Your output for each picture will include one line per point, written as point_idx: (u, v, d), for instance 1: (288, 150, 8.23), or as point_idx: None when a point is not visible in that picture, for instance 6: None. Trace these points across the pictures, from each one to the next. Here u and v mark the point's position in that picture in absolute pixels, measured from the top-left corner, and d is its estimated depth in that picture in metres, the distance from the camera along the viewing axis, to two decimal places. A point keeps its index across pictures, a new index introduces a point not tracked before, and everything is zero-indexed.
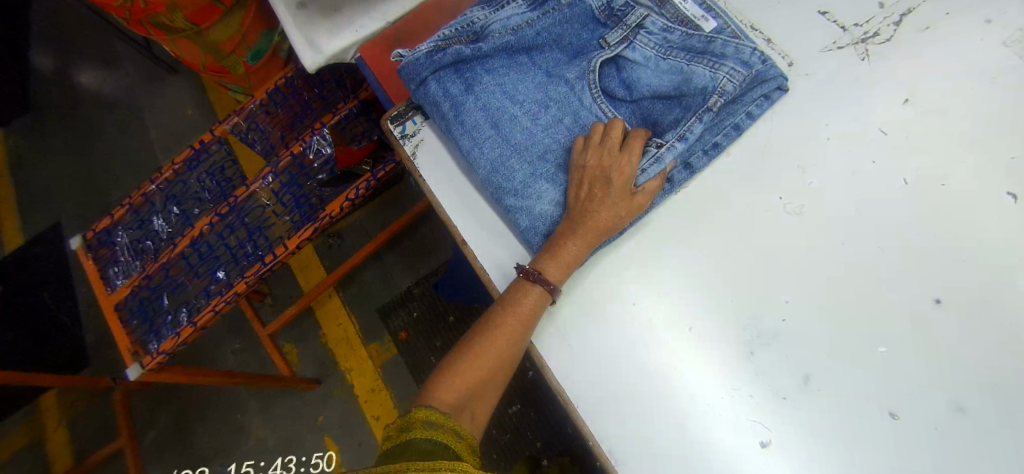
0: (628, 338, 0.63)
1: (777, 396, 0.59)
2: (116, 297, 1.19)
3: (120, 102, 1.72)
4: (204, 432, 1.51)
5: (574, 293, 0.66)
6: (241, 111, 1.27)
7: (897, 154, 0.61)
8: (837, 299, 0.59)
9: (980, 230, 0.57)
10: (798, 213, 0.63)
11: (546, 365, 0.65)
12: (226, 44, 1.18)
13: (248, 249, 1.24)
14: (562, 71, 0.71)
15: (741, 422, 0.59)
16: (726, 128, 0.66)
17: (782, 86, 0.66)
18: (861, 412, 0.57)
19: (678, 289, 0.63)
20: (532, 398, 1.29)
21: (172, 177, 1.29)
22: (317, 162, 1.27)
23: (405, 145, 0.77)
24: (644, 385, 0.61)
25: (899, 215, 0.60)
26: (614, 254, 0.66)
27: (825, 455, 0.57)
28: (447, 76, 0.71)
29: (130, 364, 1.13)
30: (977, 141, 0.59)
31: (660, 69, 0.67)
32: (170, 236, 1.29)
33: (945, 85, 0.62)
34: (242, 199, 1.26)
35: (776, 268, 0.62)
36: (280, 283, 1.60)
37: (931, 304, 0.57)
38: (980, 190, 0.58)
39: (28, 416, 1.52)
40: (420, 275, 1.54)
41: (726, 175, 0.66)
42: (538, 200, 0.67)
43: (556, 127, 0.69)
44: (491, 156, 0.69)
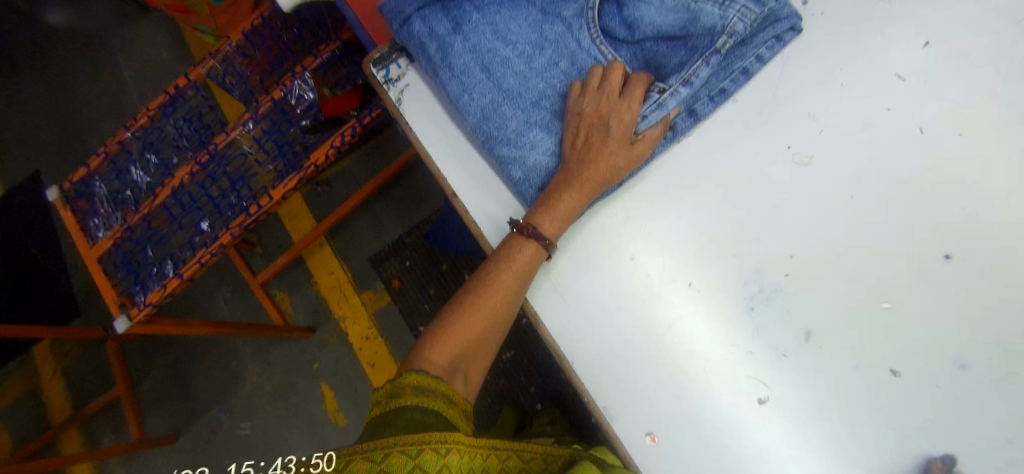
0: (626, 294, 0.61)
1: (777, 352, 0.57)
2: (98, 250, 1.16)
3: (92, 44, 1.63)
4: (199, 381, 1.52)
5: (570, 248, 0.63)
6: (216, 53, 1.21)
7: (913, 101, 0.58)
8: (841, 255, 0.57)
9: (997, 182, 0.54)
10: (806, 164, 0.59)
11: (542, 322, 0.63)
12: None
13: (232, 199, 1.19)
14: (558, 8, 0.65)
15: (739, 378, 0.58)
16: (733, 73, 0.62)
17: (794, 27, 0.61)
18: (860, 369, 0.56)
19: (678, 243, 0.61)
20: (525, 347, 1.29)
21: (148, 123, 1.23)
22: (299, 107, 1.22)
23: (389, 90, 0.72)
24: (641, 341, 0.60)
25: (910, 166, 0.57)
26: (611, 207, 0.63)
27: (823, 410, 0.56)
28: (433, 14, 0.66)
29: (117, 318, 1.10)
30: (1000, 86, 0.55)
31: (665, 6, 0.61)
32: (150, 186, 1.24)
33: (969, 25, 0.57)
34: (222, 146, 1.20)
35: (781, 222, 0.59)
36: (268, 233, 1.57)
37: (938, 260, 0.55)
38: (1000, 139, 0.55)
39: (21, 368, 1.52)
40: (411, 224, 1.51)
41: (732, 123, 0.62)
42: (532, 150, 0.63)
43: (552, 70, 0.64)
44: (482, 102, 0.64)
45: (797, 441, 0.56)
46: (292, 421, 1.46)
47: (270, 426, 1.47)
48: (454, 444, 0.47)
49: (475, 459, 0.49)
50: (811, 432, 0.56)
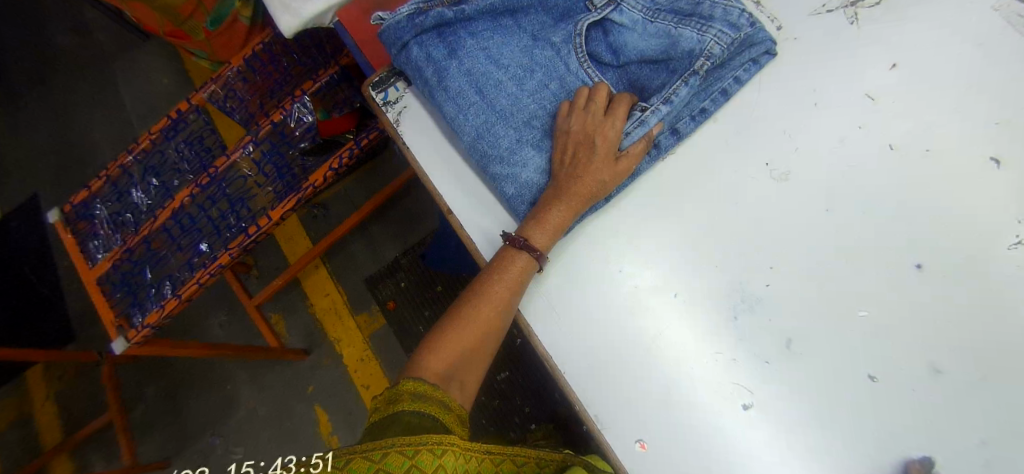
0: (615, 305, 0.63)
1: (760, 359, 0.60)
2: (98, 271, 1.17)
3: (93, 72, 1.66)
4: (193, 404, 1.51)
5: (561, 261, 0.65)
6: (217, 78, 1.24)
7: (882, 119, 0.61)
8: (819, 265, 0.60)
9: (962, 195, 0.58)
10: (784, 179, 0.63)
11: (534, 332, 0.65)
12: (182, 6, 1.13)
13: (231, 220, 1.22)
14: (548, 34, 0.69)
15: (724, 385, 0.60)
16: (713, 94, 0.65)
17: (769, 51, 0.65)
18: (840, 374, 0.58)
19: (664, 255, 0.63)
20: (520, 366, 1.31)
21: (149, 147, 1.26)
22: (298, 130, 1.25)
23: (387, 112, 0.75)
24: (629, 350, 0.62)
25: (882, 180, 0.60)
26: (599, 221, 0.66)
27: (805, 415, 0.58)
28: (429, 40, 0.69)
29: (114, 339, 1.11)
30: (962, 105, 0.59)
31: (647, 32, 0.66)
32: (149, 209, 1.26)
33: (933, 49, 0.61)
34: (222, 169, 1.23)
35: (761, 234, 0.62)
36: (264, 255, 1.59)
37: (911, 269, 0.58)
38: (964, 155, 0.58)
39: (14, 392, 1.52)
40: (407, 246, 1.53)
41: (714, 141, 0.65)
42: (524, 168, 0.66)
43: (542, 92, 0.68)
44: (476, 122, 0.67)
45: (781, 445, 0.58)
46: (287, 442, 1.46)
47: (264, 449, 1.46)
48: (449, 446, 0.49)
49: (471, 461, 0.51)
50: (795, 437, 0.58)
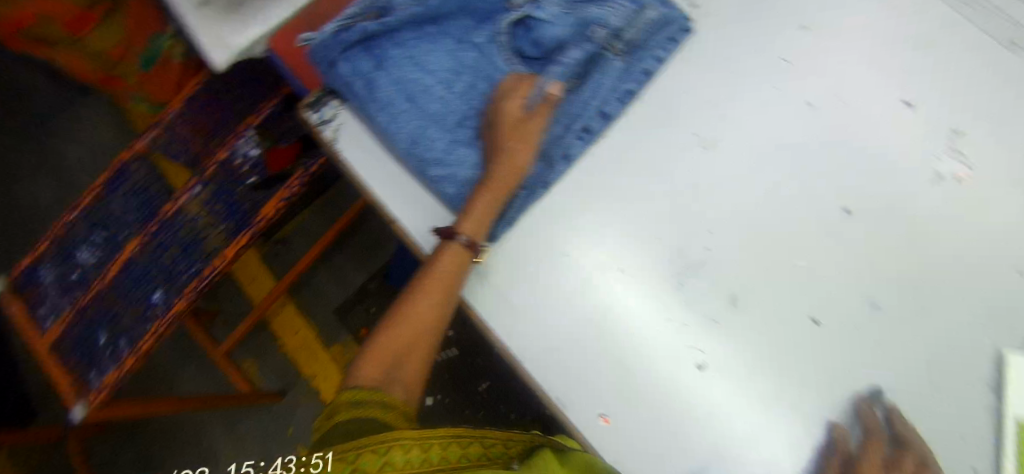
0: (565, 288, 0.64)
1: (710, 320, 0.61)
2: (51, 337, 1.13)
3: (23, 132, 1.61)
4: (169, 463, 1.45)
5: (507, 252, 0.66)
6: (158, 122, 1.23)
7: (796, 79, 0.66)
8: (758, 222, 0.63)
9: (874, 141, 0.63)
10: (713, 147, 0.65)
11: (486, 324, 0.65)
12: (112, 51, 1.11)
13: (184, 265, 1.17)
14: (471, 36, 0.71)
15: (679, 350, 0.61)
16: (637, 73, 0.68)
17: (683, 28, 0.68)
18: (788, 322, 0.60)
19: (608, 233, 0.65)
20: (499, 375, 1.30)
21: (93, 203, 1.22)
22: (245, 166, 1.22)
23: (324, 130, 0.75)
24: (584, 329, 0.63)
25: (801, 134, 0.64)
26: (541, 208, 0.66)
27: (761, 365, 0.60)
28: (356, 54, 0.70)
29: (73, 405, 1.09)
30: (862, 62, 0.65)
31: (565, 22, 0.67)
32: (97, 265, 1.20)
33: (829, 14, 0.67)
34: (170, 215, 1.19)
35: (701, 202, 0.64)
36: (228, 299, 1.55)
37: (841, 214, 0.62)
38: (868, 105, 0.64)
39: None
40: (372, 271, 1.52)
41: (643, 118, 0.68)
42: (461, 166, 0.67)
43: (470, 93, 0.69)
44: (409, 129, 0.68)
45: (740, 400, 0.59)
46: None
47: None
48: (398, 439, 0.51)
49: (429, 450, 0.52)
50: (753, 387, 0.59)
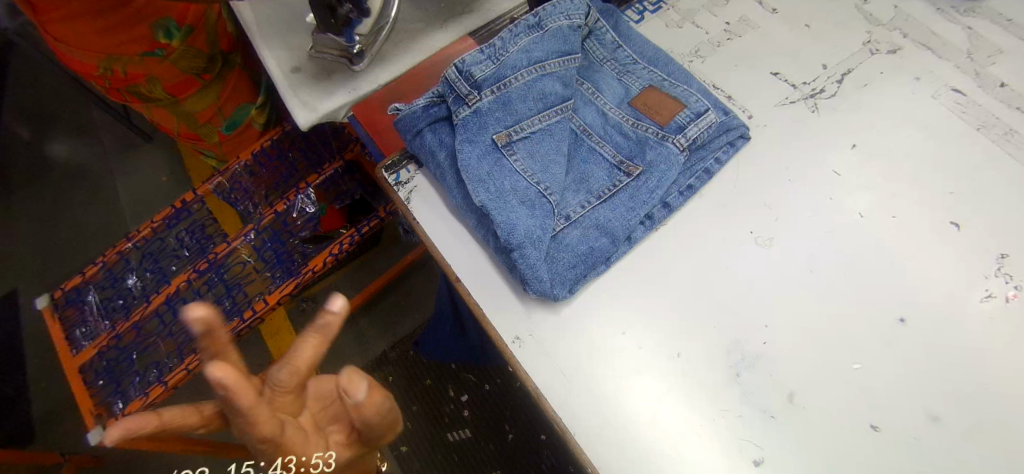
0: (744, 417, 0.62)
1: (896, 318, 0.64)
2: (81, 359, 1.14)
3: (99, 184, 1.72)
4: None
5: (613, 398, 0.64)
6: (225, 170, 1.30)
7: (846, 214, 0.70)
8: (846, 321, 0.65)
9: (920, 213, 0.69)
10: (768, 244, 0.69)
11: (667, 445, 0.62)
12: (201, 114, 1.26)
13: (227, 304, 1.22)
14: (579, 146, 0.75)
15: (910, 441, 0.59)
16: (698, 172, 0.74)
17: (743, 135, 0.75)
18: (923, 354, 0.62)
19: (722, 378, 0.64)
20: (525, 418, 1.32)
21: (150, 234, 1.28)
22: (299, 220, 1.29)
23: (399, 192, 0.78)
24: (818, 426, 0.61)
25: (856, 246, 0.68)
26: (624, 360, 0.65)
27: (944, 388, 0.61)
28: (467, 129, 0.73)
29: (92, 428, 1.06)
30: (814, 133, 0.75)
31: (683, 178, 0.73)
32: (143, 293, 1.26)
33: (750, 50, 0.82)
34: (222, 255, 1.26)
35: (831, 348, 0.64)
36: (249, 350, 1.52)
37: (980, 279, 0.65)
38: (901, 193, 0.70)
39: (47, 398, 1.45)
40: (396, 339, 1.47)
41: (700, 213, 0.72)
42: (552, 286, 0.66)
43: (592, 193, 0.72)
44: (568, 274, 0.68)
45: (980, 456, 0.58)
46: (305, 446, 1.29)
47: None
48: None
49: None
50: (970, 434, 0.59)
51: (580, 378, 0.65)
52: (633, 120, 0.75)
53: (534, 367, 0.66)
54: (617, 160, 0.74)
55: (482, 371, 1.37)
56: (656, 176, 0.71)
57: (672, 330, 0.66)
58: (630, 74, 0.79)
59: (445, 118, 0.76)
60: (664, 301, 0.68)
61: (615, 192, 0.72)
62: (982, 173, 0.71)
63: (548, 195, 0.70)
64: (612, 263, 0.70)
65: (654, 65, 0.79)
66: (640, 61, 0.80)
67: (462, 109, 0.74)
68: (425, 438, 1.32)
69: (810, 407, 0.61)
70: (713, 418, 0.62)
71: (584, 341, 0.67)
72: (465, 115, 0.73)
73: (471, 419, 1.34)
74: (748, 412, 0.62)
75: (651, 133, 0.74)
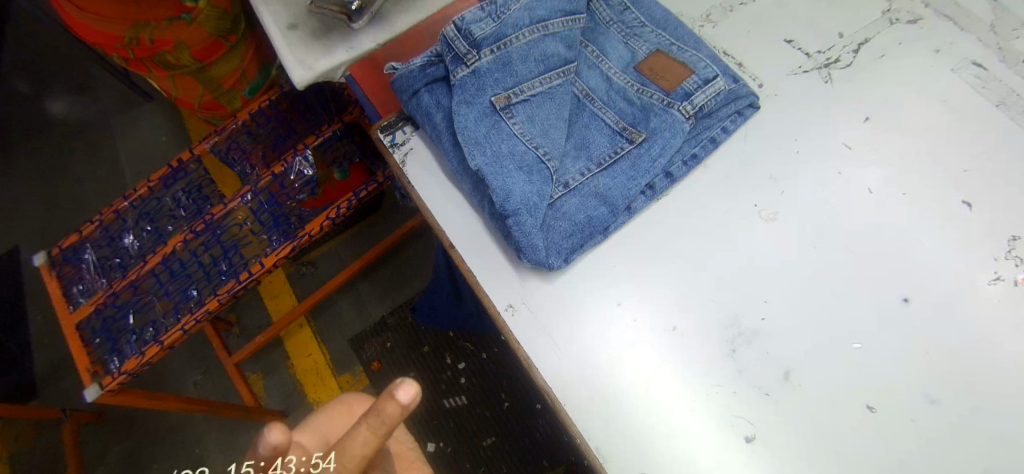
0: (739, 392, 0.61)
1: (900, 297, 0.62)
2: (79, 315, 1.14)
3: (97, 142, 1.70)
4: (206, 387, 1.44)
5: (607, 370, 0.63)
6: (222, 130, 1.28)
7: (854, 189, 0.68)
8: (847, 300, 0.63)
9: (932, 190, 0.66)
10: (771, 218, 0.67)
11: (659, 417, 0.61)
12: (226, 79, 1.26)
13: (223, 266, 1.21)
14: (580, 112, 0.73)
15: (905, 423, 0.58)
16: (703, 141, 0.71)
17: (753, 104, 0.72)
18: (924, 334, 0.61)
19: (718, 352, 0.62)
20: (519, 389, 1.32)
21: (147, 194, 1.27)
22: (298, 182, 1.27)
23: (395, 154, 0.76)
24: (813, 404, 0.60)
25: (862, 222, 0.66)
26: (619, 331, 0.64)
27: (943, 370, 0.59)
28: (466, 90, 0.70)
29: (87, 386, 1.06)
30: (827, 104, 0.72)
31: (688, 148, 0.71)
32: (140, 252, 1.25)
33: (764, 16, 0.79)
34: (219, 216, 1.24)
35: (830, 326, 0.62)
36: (247, 311, 1.52)
37: (990, 259, 0.62)
38: (914, 169, 0.67)
39: (47, 354, 1.46)
40: (395, 305, 1.47)
41: (703, 184, 0.70)
42: (547, 254, 0.65)
43: (592, 160, 0.70)
44: (565, 243, 0.66)
45: (976, 439, 0.57)
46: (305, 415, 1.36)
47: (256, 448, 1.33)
48: None
49: None
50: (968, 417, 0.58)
51: (573, 349, 0.64)
52: (638, 86, 0.72)
53: (526, 336, 0.65)
54: (619, 127, 0.71)
55: (479, 340, 1.37)
56: (660, 144, 0.69)
57: (668, 303, 0.65)
58: (637, 37, 0.75)
59: (444, 78, 0.74)
60: (662, 273, 0.66)
61: (616, 160, 0.69)
62: (999, 152, 0.67)
63: (547, 161, 0.68)
64: (610, 233, 0.68)
65: (663, 28, 0.76)
66: (647, 24, 0.76)
67: (460, 69, 0.71)
68: (421, 403, 1.33)
69: (805, 385, 0.60)
70: (706, 393, 0.61)
71: (577, 312, 0.65)
72: (464, 75, 0.70)
73: (468, 386, 1.34)
74: (742, 388, 0.61)
75: (656, 100, 0.71)
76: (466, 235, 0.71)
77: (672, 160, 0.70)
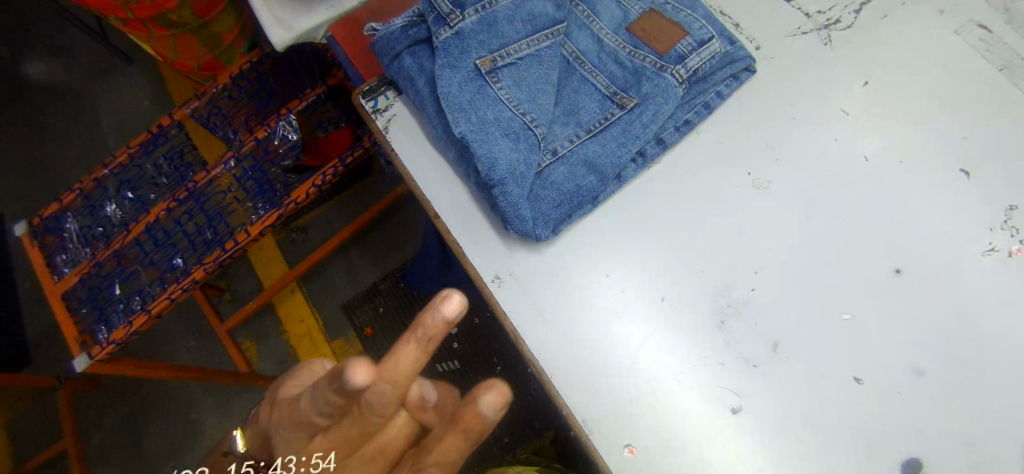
0: (727, 363, 0.60)
1: (892, 269, 0.61)
2: (63, 285, 1.12)
3: (76, 107, 1.64)
4: (199, 355, 1.44)
5: (595, 341, 0.62)
6: (202, 94, 1.23)
7: (850, 158, 0.66)
8: (839, 270, 0.62)
9: (929, 159, 0.64)
10: (765, 187, 0.66)
11: (647, 388, 0.60)
12: (226, 35, 1.23)
13: (209, 235, 1.18)
14: (570, 76, 0.70)
15: (891, 393, 0.58)
16: (697, 106, 0.69)
17: (749, 67, 0.69)
18: (914, 306, 0.60)
19: (707, 323, 0.62)
20: (507, 353, 1.32)
21: (127, 160, 1.23)
22: (282, 148, 1.23)
23: (377, 120, 0.73)
24: (800, 375, 0.59)
25: (856, 192, 0.64)
26: (607, 302, 0.63)
27: (932, 341, 0.59)
28: (449, 53, 0.67)
29: (76, 355, 1.05)
30: (827, 68, 0.69)
31: (682, 113, 0.68)
32: (124, 221, 1.22)
33: None
34: (202, 183, 1.21)
35: (819, 297, 0.61)
36: (237, 278, 1.50)
37: (985, 229, 0.61)
38: (912, 137, 0.65)
39: (37, 324, 1.44)
40: (386, 271, 1.46)
41: (697, 151, 0.68)
42: (534, 225, 0.63)
43: (582, 127, 0.67)
44: (552, 213, 0.64)
45: (961, 409, 0.57)
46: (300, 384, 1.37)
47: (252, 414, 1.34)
48: None
49: None
50: (953, 387, 0.57)
51: (561, 322, 0.63)
52: (629, 48, 0.69)
53: (514, 308, 0.64)
54: (610, 92, 0.68)
55: (471, 305, 1.36)
56: (651, 109, 0.66)
57: (658, 274, 0.64)
58: None
59: (427, 39, 0.70)
60: (652, 243, 0.65)
61: (607, 127, 0.67)
62: (1001, 117, 0.64)
63: (535, 128, 0.65)
64: (599, 203, 0.66)
65: None
66: None
67: (444, 30, 0.67)
68: None
69: (793, 357, 0.60)
70: (694, 364, 0.61)
71: (566, 283, 0.64)
72: (448, 37, 0.67)
73: (460, 351, 1.34)
74: (729, 359, 0.60)
75: (649, 63, 0.68)
76: (452, 206, 0.69)
77: (664, 125, 0.68)
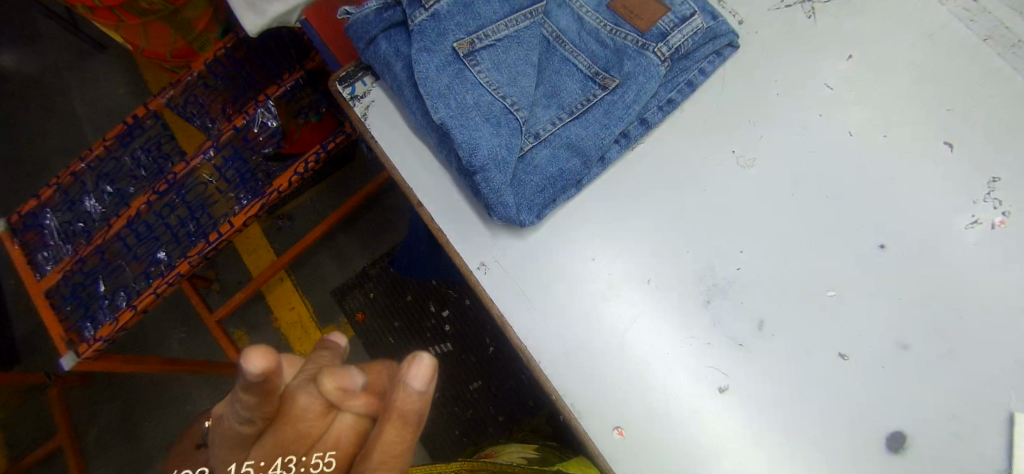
0: (716, 343, 0.61)
1: (877, 243, 0.62)
2: (46, 283, 1.10)
3: (49, 98, 1.59)
4: (191, 347, 1.43)
5: (583, 326, 0.62)
6: (176, 83, 1.20)
7: (836, 133, 0.65)
8: (825, 247, 0.62)
9: (913, 132, 0.64)
10: (750, 165, 0.65)
11: (635, 370, 0.61)
12: (199, 22, 1.19)
13: (191, 227, 1.16)
14: (551, 57, 0.68)
15: (875, 367, 0.59)
16: (680, 84, 0.67)
17: (732, 43, 0.68)
18: (899, 280, 0.60)
19: (694, 304, 0.62)
20: (499, 335, 1.33)
21: (104, 153, 1.20)
22: (261, 135, 1.20)
23: (355, 107, 0.71)
24: (786, 352, 0.60)
25: (842, 168, 0.64)
26: (593, 286, 0.63)
27: (916, 314, 0.59)
28: (426, 36, 0.65)
29: (64, 353, 1.04)
30: (811, 43, 0.68)
31: (665, 92, 0.67)
32: (104, 216, 1.20)
33: None
34: (182, 175, 1.18)
35: (805, 274, 0.61)
36: (223, 269, 1.49)
37: (966, 202, 0.61)
38: (897, 110, 0.65)
39: (24, 322, 1.43)
40: (374, 257, 1.44)
41: (681, 131, 0.67)
42: (518, 211, 0.62)
43: (564, 109, 0.66)
44: (536, 198, 0.63)
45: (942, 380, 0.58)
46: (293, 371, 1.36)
47: None
48: None
49: None
50: (935, 358, 0.58)
51: (548, 308, 0.63)
52: (611, 26, 0.68)
53: (500, 294, 0.64)
54: (592, 72, 0.67)
55: (461, 289, 1.36)
56: (634, 89, 0.65)
57: (644, 256, 0.63)
58: None
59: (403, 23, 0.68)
60: (637, 225, 0.64)
61: (589, 108, 0.66)
62: (983, 88, 0.64)
63: (516, 112, 0.64)
64: (583, 187, 0.65)
65: None
66: None
67: (420, 13, 0.65)
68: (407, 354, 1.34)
69: (779, 335, 0.60)
70: (683, 344, 0.61)
71: (552, 268, 0.64)
72: (424, 20, 0.65)
73: (452, 334, 1.35)
74: (717, 339, 0.61)
75: (630, 41, 0.67)
76: (435, 193, 0.68)
77: (647, 105, 0.67)
